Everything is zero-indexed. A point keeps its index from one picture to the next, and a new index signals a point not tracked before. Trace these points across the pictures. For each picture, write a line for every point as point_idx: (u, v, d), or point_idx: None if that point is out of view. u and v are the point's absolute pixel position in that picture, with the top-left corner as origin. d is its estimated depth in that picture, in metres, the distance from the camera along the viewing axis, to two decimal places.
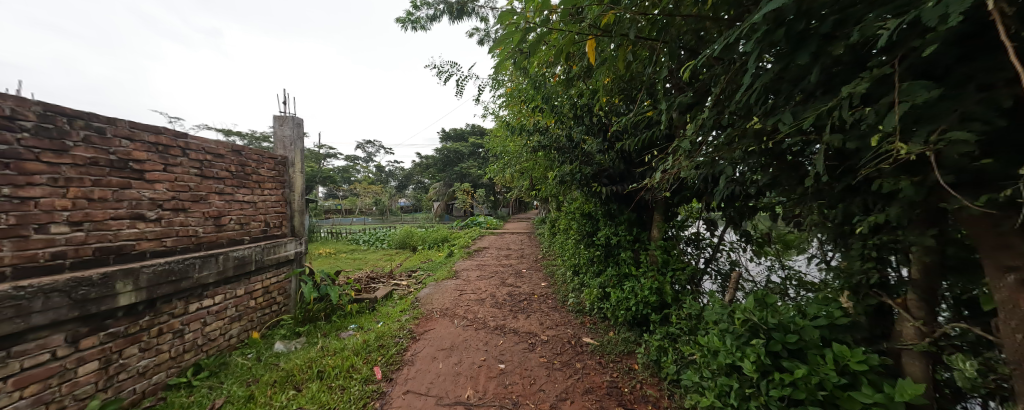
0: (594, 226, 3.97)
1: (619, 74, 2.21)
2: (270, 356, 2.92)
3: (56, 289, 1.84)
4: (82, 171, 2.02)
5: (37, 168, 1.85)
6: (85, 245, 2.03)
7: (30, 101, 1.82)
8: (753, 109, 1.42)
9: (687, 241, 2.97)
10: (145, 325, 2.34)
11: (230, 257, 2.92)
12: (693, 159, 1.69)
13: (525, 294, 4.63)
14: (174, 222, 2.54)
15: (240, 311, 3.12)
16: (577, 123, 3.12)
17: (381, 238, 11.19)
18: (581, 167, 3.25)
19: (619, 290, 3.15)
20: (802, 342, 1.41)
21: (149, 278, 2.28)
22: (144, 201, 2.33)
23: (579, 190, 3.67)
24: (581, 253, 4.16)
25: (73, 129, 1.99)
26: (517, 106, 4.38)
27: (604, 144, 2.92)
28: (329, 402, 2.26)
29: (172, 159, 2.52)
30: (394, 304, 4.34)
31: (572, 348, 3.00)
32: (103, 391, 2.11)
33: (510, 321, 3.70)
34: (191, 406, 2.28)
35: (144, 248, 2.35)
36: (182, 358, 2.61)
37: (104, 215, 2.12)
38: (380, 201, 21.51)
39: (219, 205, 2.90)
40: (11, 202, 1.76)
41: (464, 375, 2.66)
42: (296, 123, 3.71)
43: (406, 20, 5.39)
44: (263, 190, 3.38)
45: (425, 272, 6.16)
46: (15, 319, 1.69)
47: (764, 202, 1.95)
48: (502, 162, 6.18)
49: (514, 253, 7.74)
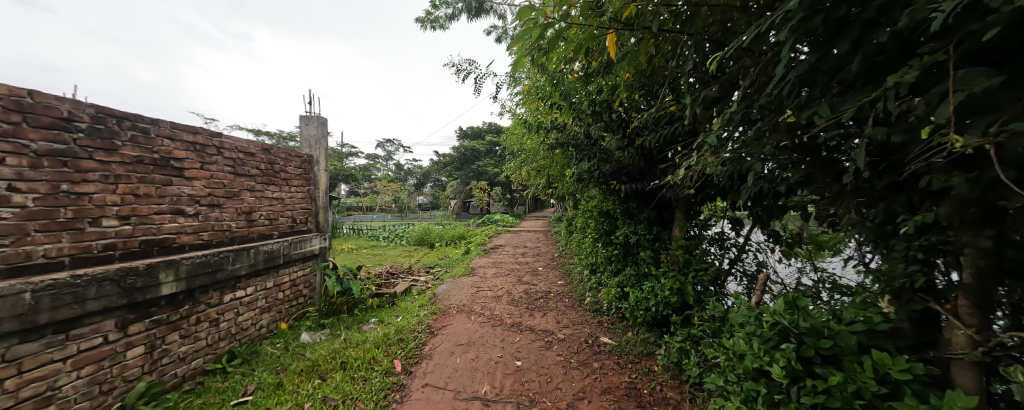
0: (613, 225, 3.83)
1: (640, 68, 2.16)
2: (298, 346, 3.06)
3: (108, 278, 1.99)
4: (129, 169, 2.16)
5: (91, 166, 1.98)
6: (132, 237, 2.18)
7: (84, 104, 1.95)
8: (785, 102, 1.36)
9: (710, 241, 2.87)
10: (185, 314, 2.50)
11: (261, 251, 3.07)
12: (720, 155, 1.63)
13: (541, 292, 4.61)
14: (211, 217, 2.69)
15: (269, 302, 3.27)
16: (594, 120, 3.07)
17: (399, 235, 11.44)
18: (599, 164, 3.20)
19: (638, 290, 3.07)
20: (836, 348, 1.34)
21: (188, 269, 2.43)
22: (183, 196, 2.48)
23: (597, 188, 3.62)
24: (598, 252, 4.09)
25: (122, 130, 2.13)
26: (532, 104, 4.34)
27: (623, 140, 2.87)
28: (352, 393, 2.34)
29: (208, 157, 2.67)
30: (411, 299, 4.43)
31: (589, 347, 2.97)
32: (148, 374, 2.27)
33: (527, 318, 3.70)
34: (227, 391, 2.42)
35: (184, 241, 2.49)
36: (218, 346, 2.76)
37: (148, 210, 2.27)
38: (400, 198, 22.09)
39: (250, 201, 3.05)
40: (68, 198, 1.90)
41: (481, 371, 2.69)
42: (321, 123, 3.83)
43: (425, 19, 5.45)
44: (290, 187, 3.53)
45: (443, 268, 6.27)
46: (72, 305, 1.84)
47: (795, 201, 1.88)
48: (519, 161, 6.18)
49: (531, 251, 7.73)
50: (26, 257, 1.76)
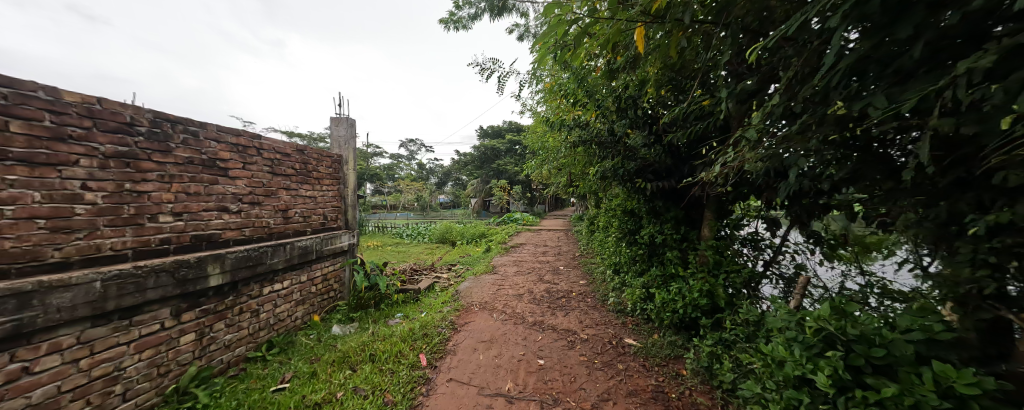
0: (638, 224, 3.68)
1: (669, 62, 2.09)
2: (330, 338, 3.20)
3: (164, 269, 2.16)
4: (182, 169, 2.33)
5: (149, 166, 2.15)
6: (184, 232, 2.35)
7: (144, 109, 2.12)
8: (833, 93, 1.27)
9: (743, 241, 2.75)
10: (230, 304, 2.67)
11: (296, 246, 3.24)
12: (758, 151, 1.55)
13: (563, 291, 4.57)
14: (252, 214, 2.86)
15: (304, 296, 3.44)
16: (619, 117, 3.00)
17: (421, 233, 11.70)
18: (624, 162, 3.07)
19: (664, 291, 2.95)
20: (891, 357, 1.24)
21: (232, 262, 2.60)
22: (228, 194, 2.65)
23: (620, 187, 3.52)
24: (621, 252, 4.00)
25: (175, 133, 2.30)
26: (554, 102, 4.30)
27: (650, 137, 2.79)
28: (381, 384, 2.42)
29: (249, 158, 2.84)
30: (435, 295, 4.52)
31: (613, 348, 2.92)
32: (199, 359, 2.44)
33: (549, 317, 3.69)
34: (266, 377, 2.57)
35: (228, 236, 2.67)
36: (258, 335, 2.94)
37: (198, 207, 2.44)
38: (422, 197, 22.61)
39: (286, 199, 3.21)
40: (131, 195, 2.06)
41: (504, 368, 2.71)
42: (349, 123, 3.97)
43: (448, 20, 5.52)
44: (322, 186, 3.69)
45: (464, 266, 6.35)
46: (134, 294, 2.01)
47: (840, 200, 1.77)
48: (539, 159, 6.15)
49: (552, 250, 7.68)
50: (97, 250, 1.91)
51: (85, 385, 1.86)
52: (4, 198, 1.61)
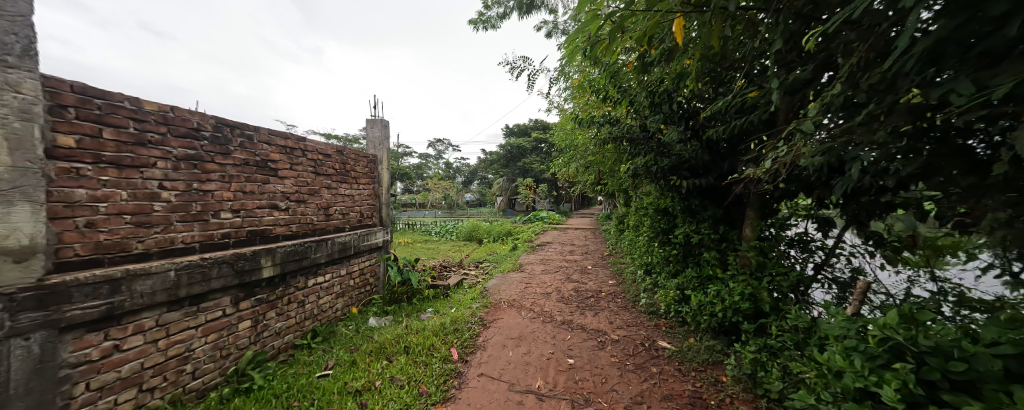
0: (672, 223, 3.53)
1: (710, 53, 1.99)
2: (367, 329, 3.37)
3: (225, 261, 2.37)
4: (239, 170, 2.54)
5: (213, 168, 2.36)
6: (241, 228, 2.56)
7: (208, 115, 2.34)
8: (905, 81, 1.16)
9: (790, 242, 2.57)
10: (280, 294, 2.88)
11: (336, 242, 3.43)
12: (814, 146, 1.44)
13: (591, 291, 4.50)
14: (298, 211, 3.07)
15: (343, 289, 3.64)
16: (652, 113, 2.90)
17: (449, 230, 11.97)
18: (656, 159, 2.92)
19: (701, 294, 2.83)
20: (973, 373, 1.11)
21: (281, 256, 2.80)
22: (278, 193, 2.86)
23: (653, 183, 3.27)
24: (653, 252, 3.87)
25: (234, 136, 2.51)
26: (583, 99, 4.23)
27: (687, 132, 2.68)
28: (415, 375, 2.52)
29: (296, 159, 3.04)
30: (463, 291, 4.62)
31: (646, 351, 2.84)
32: (254, 344, 2.66)
33: (578, 317, 3.65)
34: (312, 364, 2.76)
35: (278, 232, 2.88)
36: (304, 324, 3.15)
37: (253, 205, 2.65)
38: (450, 195, 23.11)
39: (328, 198, 3.41)
40: (198, 194, 2.28)
41: (534, 365, 2.72)
42: (383, 125, 4.14)
43: (476, 21, 5.60)
44: (359, 185, 3.88)
45: (491, 263, 6.43)
46: (201, 283, 2.23)
47: (908, 198, 1.62)
48: (566, 157, 6.09)
49: (579, 249, 7.58)
50: (170, 243, 2.13)
51: (163, 363, 2.09)
52: (100, 197, 1.81)
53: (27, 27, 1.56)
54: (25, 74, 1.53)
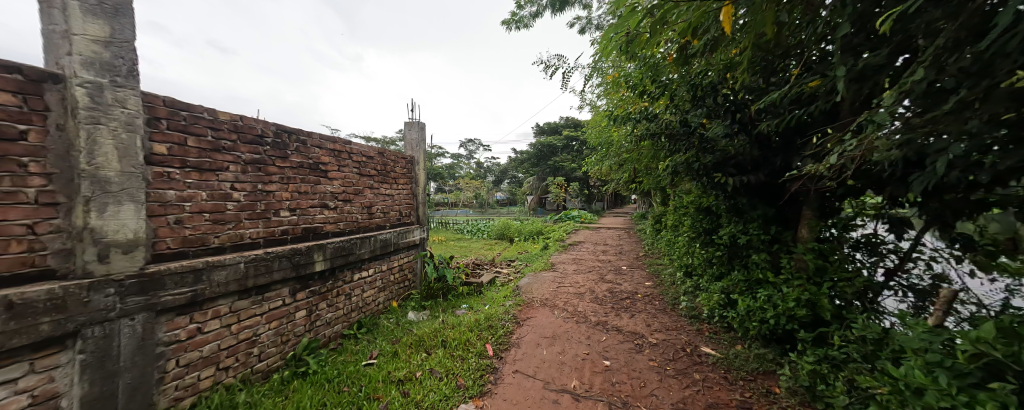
0: (715, 223, 3.34)
1: (762, 40, 1.86)
2: (407, 322, 3.54)
3: (284, 255, 2.60)
4: (295, 172, 2.77)
5: (274, 170, 2.60)
6: (297, 225, 2.79)
7: (269, 123, 2.58)
8: (1008, 61, 1.02)
9: (856, 245, 2.33)
10: (330, 287, 3.11)
11: (378, 239, 3.64)
12: (889, 138, 1.31)
13: (627, 292, 4.38)
14: (345, 210, 3.29)
15: (384, 283, 3.85)
16: (694, 107, 2.77)
17: (480, 229, 12.17)
18: (698, 155, 2.73)
19: (749, 298, 2.66)
20: None
21: (331, 251, 3.02)
22: (327, 193, 3.08)
23: (695, 181, 3.12)
24: (694, 253, 3.69)
25: (291, 141, 2.74)
26: (618, 95, 4.13)
27: (733, 126, 2.52)
28: (453, 368, 2.61)
29: (343, 161, 3.26)
30: (496, 289, 4.69)
31: (688, 356, 2.72)
32: (309, 332, 2.90)
33: (613, 318, 3.57)
34: (359, 352, 2.95)
35: (328, 229, 3.10)
36: (351, 315, 3.38)
37: (307, 204, 2.89)
38: (480, 195, 23.49)
39: (371, 197, 3.62)
40: (262, 194, 2.51)
41: (569, 365, 2.70)
42: (420, 127, 4.31)
43: (509, 21, 5.63)
44: (398, 185, 4.08)
45: (523, 262, 6.46)
46: (265, 274, 2.46)
47: (1009, 195, 1.41)
48: (599, 155, 5.97)
49: (612, 249, 7.39)
50: (240, 238, 2.38)
51: (235, 345, 2.34)
52: (185, 197, 2.07)
53: (131, 51, 1.81)
54: (129, 91, 1.79)
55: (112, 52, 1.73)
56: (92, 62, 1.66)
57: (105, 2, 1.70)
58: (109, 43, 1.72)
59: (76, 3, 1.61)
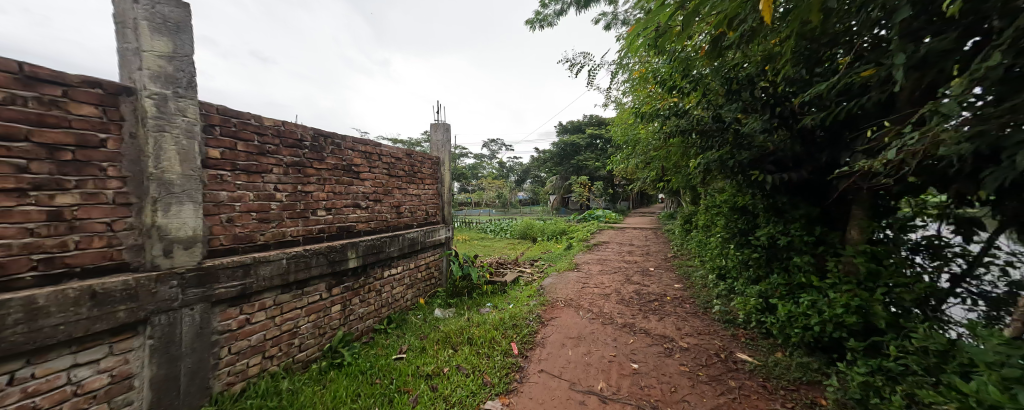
0: (752, 223, 3.17)
1: (806, 28, 1.74)
2: (433, 319, 3.63)
3: (321, 252, 2.75)
4: (331, 174, 2.92)
5: (312, 172, 2.75)
6: (332, 224, 2.94)
7: (307, 127, 2.73)
8: None
9: (916, 248, 2.13)
10: (362, 283, 3.25)
11: (406, 238, 3.76)
12: (957, 130, 1.19)
13: (655, 294, 4.25)
14: (375, 210, 3.42)
15: (412, 280, 3.97)
16: (728, 101, 2.64)
17: (503, 228, 12.24)
18: (733, 152, 2.61)
19: (790, 303, 2.50)
20: None
21: (363, 249, 3.16)
22: (360, 193, 3.22)
23: (729, 179, 2.98)
24: (728, 254, 3.52)
25: (327, 144, 2.89)
26: (645, 91, 4.01)
27: (773, 121, 2.38)
28: (479, 365, 2.65)
29: (374, 162, 3.39)
30: (520, 288, 4.71)
31: (722, 363, 2.60)
32: (343, 325, 3.05)
33: (640, 320, 3.48)
34: (389, 346, 3.07)
35: (360, 228, 3.24)
36: (382, 311, 3.51)
37: (341, 204, 3.03)
38: (502, 194, 23.60)
39: (399, 197, 3.75)
40: (301, 194, 2.67)
41: (595, 367, 2.67)
42: (445, 128, 4.39)
43: (533, 20, 5.62)
44: (424, 185, 4.19)
45: (546, 262, 6.42)
46: (304, 270, 2.62)
47: None
48: (625, 153, 5.84)
49: (638, 250, 7.20)
50: (282, 236, 2.54)
51: (278, 336, 2.50)
52: (235, 198, 2.23)
53: (190, 64, 1.98)
54: (189, 101, 1.96)
55: (174, 66, 1.90)
56: (158, 75, 1.84)
57: (169, 20, 1.88)
58: (172, 57, 1.89)
59: (145, 22, 1.79)
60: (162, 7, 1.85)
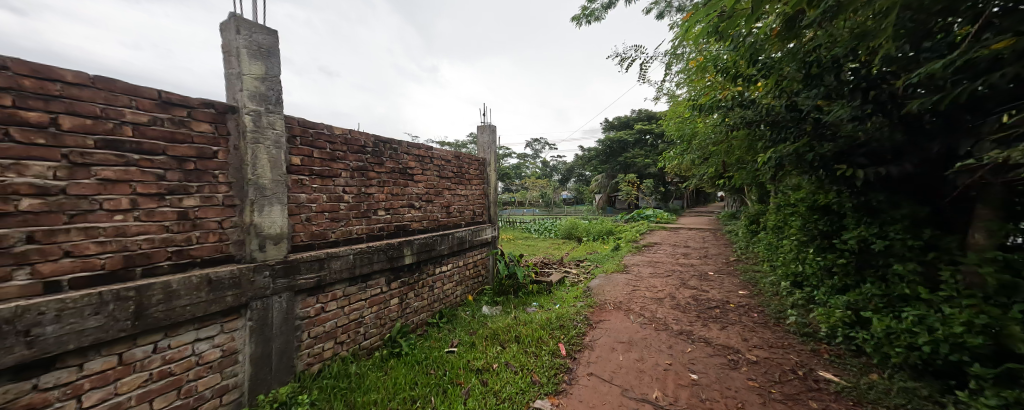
0: (836, 224, 2.78)
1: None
2: (482, 316, 3.75)
3: (381, 248, 2.98)
4: (389, 176, 3.15)
5: (373, 175, 3.00)
6: (391, 223, 3.17)
7: (369, 135, 2.97)
8: None
9: None
10: (417, 279, 3.46)
11: (455, 236, 3.93)
12: None
13: (716, 301, 3.93)
14: (428, 210, 3.62)
15: (461, 278, 4.14)
16: (807, 87, 2.34)
17: (547, 228, 12.20)
18: (812, 144, 2.32)
19: (889, 318, 2.15)
20: None
21: (417, 246, 3.36)
22: (414, 195, 3.43)
23: (807, 175, 2.65)
24: (805, 260, 3.12)
25: (386, 150, 3.12)
26: (703, 81, 3.72)
27: (865, 106, 2.06)
28: (527, 364, 2.67)
29: (426, 165, 3.59)
30: (566, 289, 4.66)
31: (800, 381, 2.32)
32: (401, 317, 3.28)
33: (699, 328, 3.24)
34: (442, 339, 3.23)
35: (414, 227, 3.46)
36: (434, 306, 3.71)
37: (398, 205, 3.26)
38: (545, 193, 23.44)
39: (449, 198, 3.93)
40: (364, 196, 2.92)
41: (649, 374, 2.55)
42: (491, 130, 4.50)
43: (579, 15, 5.51)
44: (472, 186, 4.34)
45: (592, 263, 6.27)
46: (367, 265, 2.86)
47: None
48: (678, 149, 5.48)
49: (694, 252, 6.71)
50: (350, 233, 2.80)
51: (347, 324, 2.77)
52: (312, 199, 2.51)
53: (278, 83, 2.28)
54: (277, 116, 2.25)
55: (266, 86, 2.20)
56: (254, 94, 2.13)
57: (262, 46, 2.17)
58: (265, 78, 2.19)
59: (245, 50, 2.09)
60: (257, 35, 2.14)
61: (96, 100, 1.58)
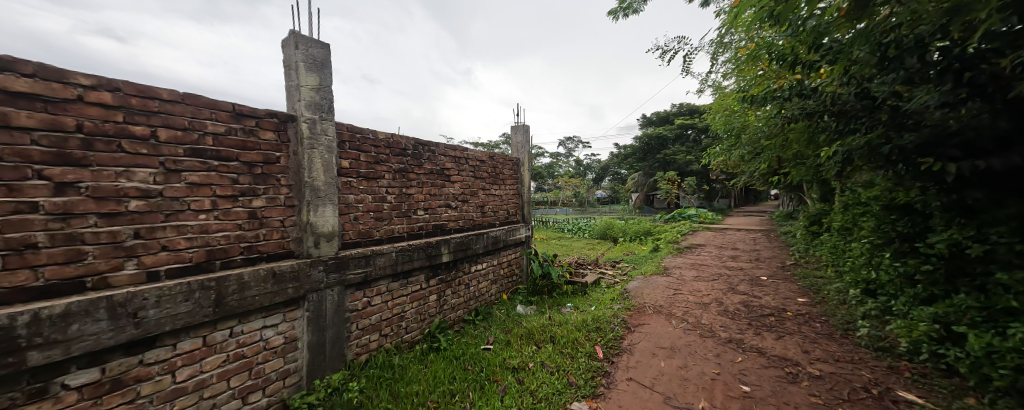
0: (919, 225, 2.44)
1: None
2: (517, 315, 3.78)
3: (420, 247, 3.11)
4: (427, 177, 3.27)
5: (413, 177, 3.13)
6: (429, 222, 3.30)
7: (409, 138, 3.11)
8: None
9: None
10: (454, 277, 3.57)
11: (490, 236, 3.99)
12: None
13: (770, 308, 3.62)
14: (464, 209, 3.72)
15: (496, 276, 4.20)
16: (883, 71, 2.07)
17: (580, 228, 11.98)
18: (889, 135, 2.05)
19: (991, 335, 1.84)
20: None
21: (453, 245, 3.46)
22: (451, 195, 3.54)
23: (882, 170, 2.35)
24: (879, 265, 2.77)
25: (425, 152, 3.25)
26: (755, 70, 3.44)
27: (959, 90, 1.78)
28: (563, 365, 2.65)
29: (462, 165, 3.69)
30: (603, 291, 4.55)
31: (875, 401, 2.07)
32: (439, 314, 3.40)
33: (751, 337, 3.01)
34: (478, 336, 3.30)
35: (451, 226, 3.57)
36: (470, 303, 3.80)
37: (436, 205, 3.38)
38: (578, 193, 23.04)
39: (483, 198, 4.00)
40: (405, 196, 3.06)
41: (694, 383, 2.41)
42: (525, 130, 4.51)
43: (616, 9, 5.35)
44: (506, 186, 4.38)
45: (629, 265, 6.06)
46: (408, 262, 3.00)
47: None
48: (725, 144, 5.12)
49: (743, 255, 6.22)
50: (392, 232, 2.96)
51: (390, 318, 2.92)
52: (359, 200, 2.68)
53: (330, 93, 2.46)
54: (328, 123, 2.43)
55: (320, 95, 2.38)
56: (310, 104, 2.32)
57: (316, 59, 2.36)
58: (319, 89, 2.38)
59: (302, 63, 2.28)
60: (313, 49, 2.33)
61: (185, 114, 1.81)
